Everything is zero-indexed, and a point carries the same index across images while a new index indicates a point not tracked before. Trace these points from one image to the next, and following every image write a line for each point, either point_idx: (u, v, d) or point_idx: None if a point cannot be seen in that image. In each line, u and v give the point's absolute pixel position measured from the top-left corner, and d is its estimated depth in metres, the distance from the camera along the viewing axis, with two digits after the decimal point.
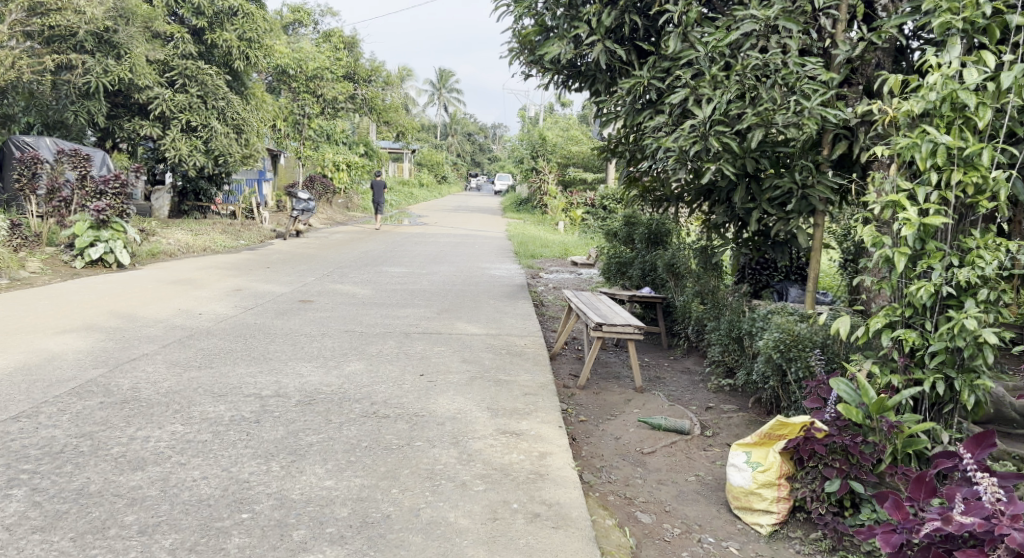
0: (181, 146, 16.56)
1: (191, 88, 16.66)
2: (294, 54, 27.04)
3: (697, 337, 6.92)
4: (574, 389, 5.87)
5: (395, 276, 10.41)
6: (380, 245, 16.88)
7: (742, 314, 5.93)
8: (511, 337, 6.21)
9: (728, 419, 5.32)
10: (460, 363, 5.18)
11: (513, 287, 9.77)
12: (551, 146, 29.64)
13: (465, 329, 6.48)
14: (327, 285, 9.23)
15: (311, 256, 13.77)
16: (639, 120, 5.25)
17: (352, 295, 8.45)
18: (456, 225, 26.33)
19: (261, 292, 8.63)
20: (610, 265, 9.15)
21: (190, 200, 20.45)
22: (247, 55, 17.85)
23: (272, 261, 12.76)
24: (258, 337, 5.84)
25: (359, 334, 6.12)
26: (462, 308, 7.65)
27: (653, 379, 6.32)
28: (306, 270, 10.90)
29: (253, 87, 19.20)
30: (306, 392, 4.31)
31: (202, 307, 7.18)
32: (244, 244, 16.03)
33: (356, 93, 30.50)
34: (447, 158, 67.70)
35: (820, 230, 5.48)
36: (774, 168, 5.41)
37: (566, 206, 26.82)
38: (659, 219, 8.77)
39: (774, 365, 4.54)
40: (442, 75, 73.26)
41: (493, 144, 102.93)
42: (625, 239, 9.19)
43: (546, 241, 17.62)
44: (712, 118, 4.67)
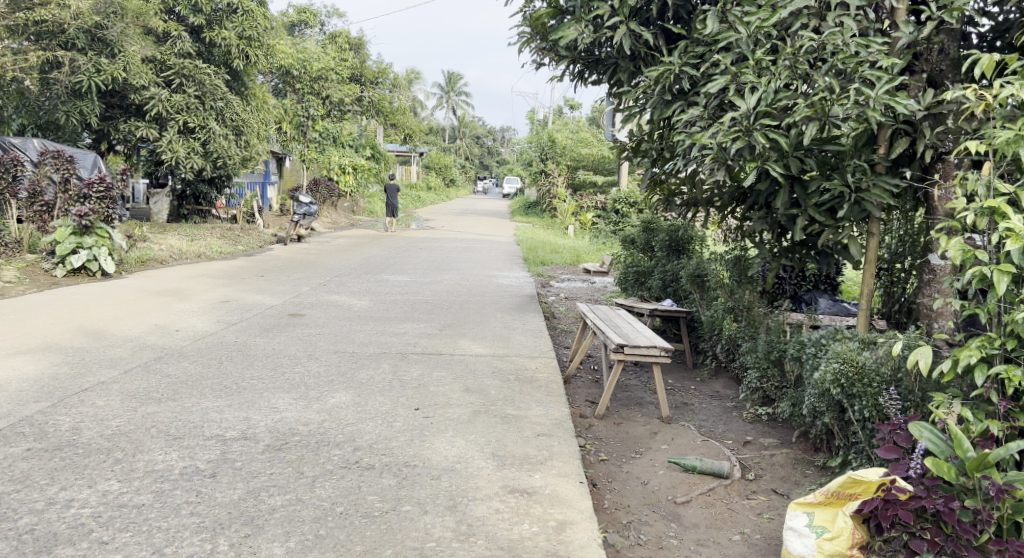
0: (177, 147, 15.98)
1: (188, 88, 16.11)
2: (298, 55, 26.52)
3: (726, 357, 6.24)
4: (593, 419, 5.18)
5: (397, 285, 9.78)
6: (384, 251, 16.27)
7: (783, 334, 5.23)
8: (520, 359, 5.54)
9: (770, 459, 4.61)
10: (461, 393, 4.52)
11: (522, 298, 9.11)
12: (560, 148, 28.98)
13: (469, 349, 5.82)
14: (322, 296, 8.58)
15: (309, 263, 13.14)
16: (667, 112, 4.54)
17: (348, 307, 7.80)
18: (462, 230, 25.71)
19: (250, 304, 7.99)
20: (627, 274, 8.49)
21: (189, 204, 19.94)
22: (247, 54, 17.29)
23: (268, 268, 12.14)
24: (235, 361, 5.19)
25: (350, 355, 5.47)
26: (467, 323, 6.98)
27: (681, 407, 5.64)
28: (302, 279, 10.29)
29: (254, 87, 18.65)
30: (278, 433, 3.65)
31: (181, 323, 6.56)
32: (242, 250, 15.45)
33: (362, 95, 29.98)
34: (456, 162, 67.18)
35: (875, 241, 4.76)
36: (822, 169, 4.70)
37: (576, 209, 26.15)
38: (681, 225, 8.10)
39: (832, 401, 3.85)
40: (450, 78, 72.80)
41: (502, 147, 102.44)
42: (643, 246, 8.52)
43: (556, 246, 16.96)
44: (757, 109, 3.95)
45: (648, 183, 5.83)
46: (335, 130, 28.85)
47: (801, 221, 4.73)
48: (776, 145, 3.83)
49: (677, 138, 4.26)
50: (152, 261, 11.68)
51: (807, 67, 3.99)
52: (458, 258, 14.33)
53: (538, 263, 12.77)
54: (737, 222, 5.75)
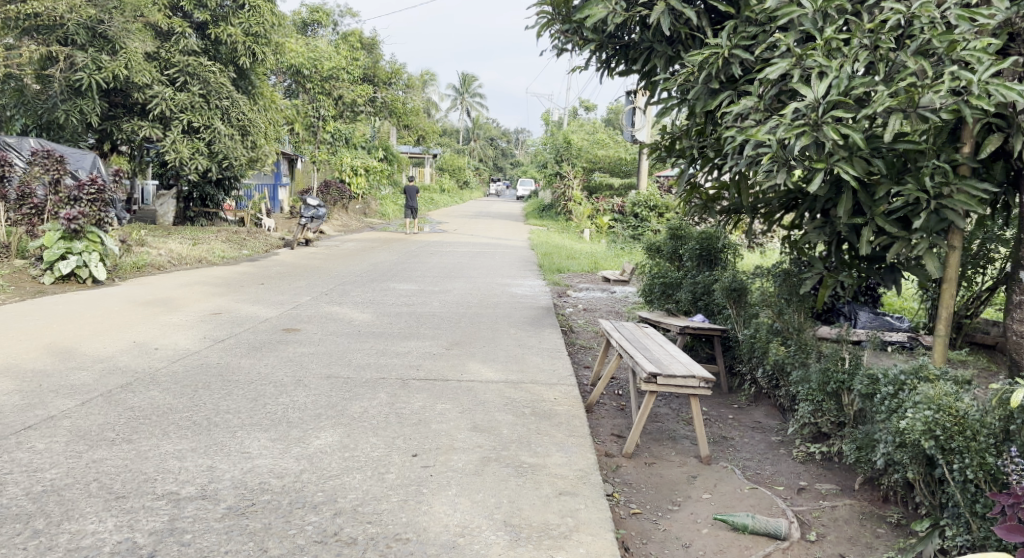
0: (182, 148, 15.49)
1: (193, 86, 15.63)
2: (309, 54, 26.08)
3: (769, 383, 5.57)
4: (620, 458, 4.51)
5: (404, 294, 9.16)
6: (393, 256, 15.68)
7: (841, 361, 4.56)
8: (537, 387, 4.88)
9: (831, 512, 3.91)
10: (468, 432, 3.87)
11: (537, 310, 8.46)
12: (576, 150, 28.26)
13: (480, 374, 5.16)
14: (323, 308, 7.98)
15: (314, 268, 12.56)
16: (713, 105, 3.88)
17: (349, 322, 7.18)
18: (475, 233, 25.09)
19: (243, 316, 7.39)
20: (652, 285, 7.80)
21: (195, 206, 19.48)
22: (254, 51, 16.76)
23: (270, 275, 11.57)
24: (212, 388, 4.57)
25: (344, 382, 4.83)
26: (477, 341, 6.33)
27: (720, 443, 4.95)
28: (303, 287, 9.70)
29: (261, 86, 18.13)
30: (245, 491, 3.02)
31: (162, 340, 5.97)
32: (247, 254, 14.90)
33: (375, 96, 29.49)
34: (470, 164, 66.63)
35: (955, 256, 4.06)
36: (893, 172, 4.01)
37: (592, 213, 25.45)
38: (713, 232, 7.43)
39: (919, 453, 3.16)
40: (464, 79, 72.30)
41: (516, 149, 101.89)
42: (670, 255, 7.84)
43: (572, 252, 16.31)
44: (828, 98, 3.28)
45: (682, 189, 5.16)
46: (347, 131, 28.36)
47: (868, 233, 4.05)
48: (854, 141, 3.15)
49: (728, 134, 3.59)
50: (148, 267, 11.14)
51: (889, 48, 3.30)
52: (470, 264, 13.67)
53: (554, 270, 12.10)
54: (784, 234, 5.07)
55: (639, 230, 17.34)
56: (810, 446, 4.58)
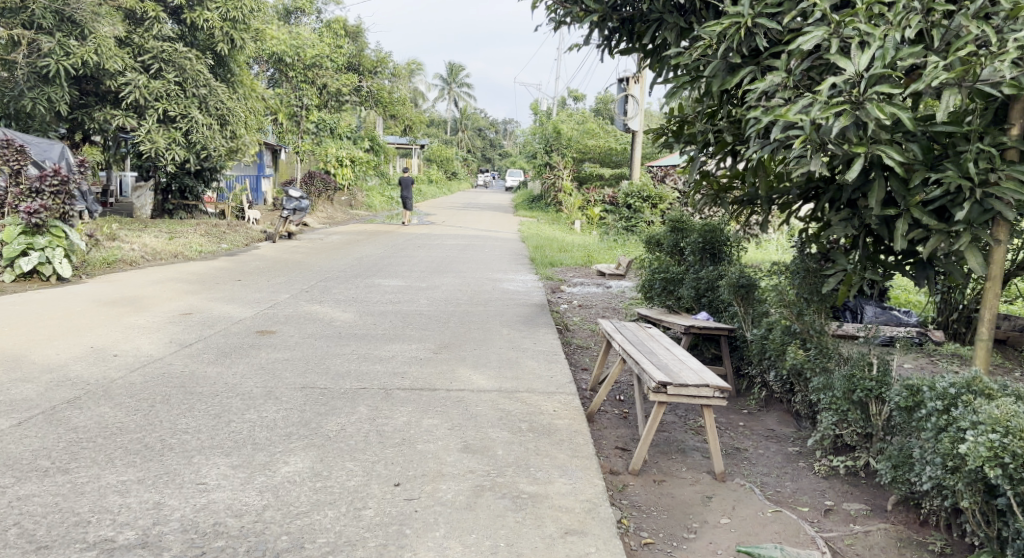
0: (158, 137, 14.90)
1: (168, 73, 15.06)
2: (291, 42, 25.47)
3: (782, 388, 5.17)
4: (626, 476, 4.08)
5: (389, 291, 8.71)
6: (379, 250, 15.17)
7: (867, 367, 4.16)
8: (535, 396, 4.45)
9: (866, 538, 3.48)
10: (459, 454, 3.42)
11: (530, 307, 8.05)
12: (566, 139, 27.75)
13: (471, 382, 4.72)
14: (303, 307, 7.50)
15: (295, 263, 12.07)
16: (732, 83, 3.44)
17: (329, 323, 6.71)
18: (464, 225, 24.60)
19: (216, 317, 6.91)
20: (652, 281, 7.40)
21: (174, 198, 18.89)
22: (232, 38, 16.16)
23: (249, 270, 11.06)
24: (172, 402, 4.09)
25: (320, 393, 4.37)
26: (467, 343, 5.89)
27: (733, 456, 4.54)
28: (283, 283, 9.22)
29: (241, 74, 17.56)
30: (195, 536, 2.57)
31: (123, 345, 5.48)
32: (226, 248, 14.36)
33: (360, 85, 28.88)
34: (458, 155, 65.94)
35: (999, 251, 3.64)
36: (933, 157, 3.58)
37: (583, 203, 25.03)
38: (716, 224, 7.04)
39: (979, 478, 2.76)
40: (452, 69, 71.51)
41: (505, 140, 101.30)
42: (672, 249, 7.44)
43: (564, 244, 15.90)
44: (872, 71, 2.84)
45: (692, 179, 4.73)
46: (332, 122, 27.74)
47: (903, 225, 3.60)
48: (904, 121, 2.72)
49: (752, 115, 3.14)
50: (119, 262, 10.61)
51: (941, 14, 2.88)
52: (459, 258, 13.22)
53: (546, 264, 11.66)
54: (802, 228, 4.64)
55: (633, 221, 16.91)
56: (833, 461, 4.17)
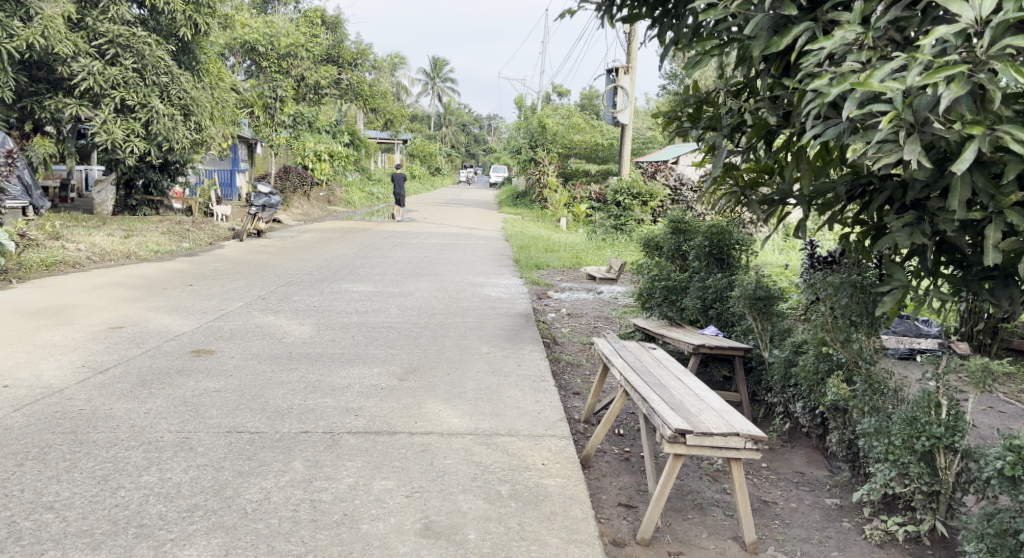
0: (114, 128, 13.86)
1: (125, 59, 13.95)
2: (264, 30, 24.38)
3: (812, 422, 4.39)
4: (634, 548, 3.22)
5: (357, 299, 7.83)
6: (353, 249, 14.19)
7: (933, 408, 3.33)
8: (519, 443, 3.58)
9: None
10: (416, 543, 2.56)
11: (513, 317, 7.19)
12: (551, 134, 26.85)
13: (441, 423, 3.83)
14: (255, 320, 6.56)
15: (260, 265, 11.14)
16: (778, 47, 2.59)
17: (282, 339, 5.79)
18: (446, 221, 23.63)
19: (152, 331, 5.96)
20: (650, 289, 6.59)
21: (138, 193, 17.84)
22: (196, 22, 15.06)
23: (206, 273, 10.06)
24: (51, 455, 3.19)
25: (248, 442, 3.46)
26: (441, 367, 4.99)
27: (764, 515, 3.70)
28: (239, 289, 8.29)
29: (207, 62, 16.46)
30: None
31: (21, 370, 4.55)
32: (187, 247, 13.32)
33: (340, 78, 27.84)
34: (442, 150, 64.73)
35: None
36: None
37: (569, 200, 24.17)
38: (725, 226, 6.31)
39: None
40: (436, 64, 70.36)
41: (489, 137, 100.38)
42: (673, 253, 6.66)
43: (551, 243, 15.03)
44: (1002, 14, 1.97)
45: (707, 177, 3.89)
46: (309, 114, 26.70)
47: (995, 233, 2.75)
48: None
49: (816, 84, 2.29)
50: (60, 265, 9.59)
51: None
52: (438, 258, 12.32)
53: (531, 266, 10.79)
54: (839, 237, 3.81)
55: (622, 219, 16.06)
56: (890, 524, 3.35)
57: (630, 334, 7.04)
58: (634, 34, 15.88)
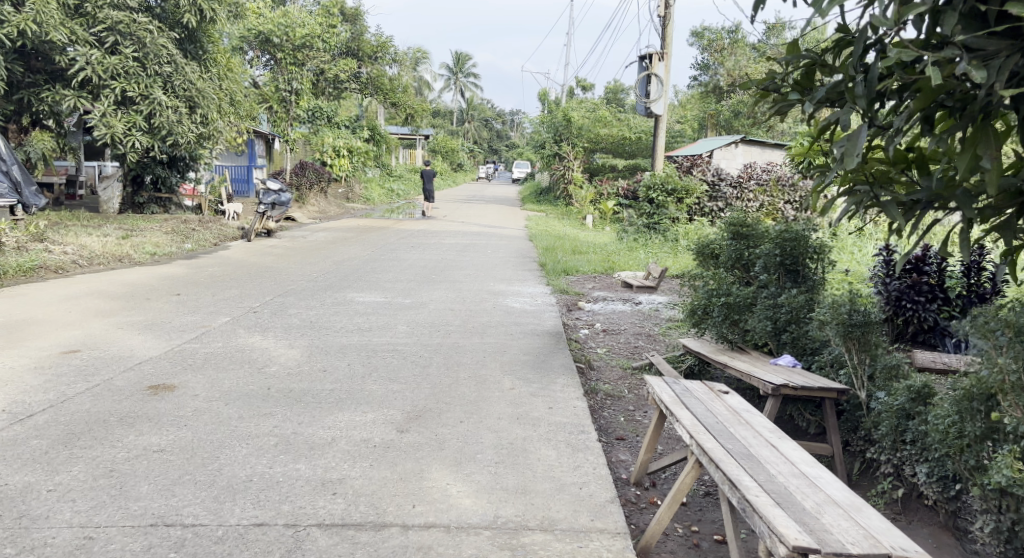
0: (114, 122, 13.05)
1: (126, 48, 13.09)
2: (280, 20, 23.48)
3: (941, 493, 3.30)
4: None
5: (362, 313, 6.85)
6: (365, 250, 13.23)
7: None
8: (556, 547, 2.55)
9: None
10: None
11: (540, 336, 6.17)
12: (577, 128, 25.80)
13: (447, 509, 2.81)
14: (240, 342, 5.60)
15: (263, 269, 10.21)
16: None
17: (263, 368, 4.81)
18: (467, 219, 22.60)
19: (113, 354, 5.02)
20: (705, 305, 5.51)
21: (146, 191, 17.07)
22: (201, 9, 14.14)
23: (202, 279, 9.15)
24: None
25: (175, 545, 2.45)
26: (453, 412, 3.97)
27: None
28: (231, 300, 7.35)
29: (215, 52, 15.63)
30: None
31: None
32: (189, 248, 12.44)
33: (360, 71, 26.94)
34: (463, 146, 63.69)
35: None
36: None
37: (595, 197, 23.06)
38: (800, 231, 5.25)
39: None
40: (459, 58, 69.25)
41: (511, 133, 99.32)
42: (734, 263, 5.58)
43: (578, 244, 13.95)
44: None
45: (818, 171, 2.89)
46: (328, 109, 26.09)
47: None
48: None
49: None
50: (41, 270, 8.72)
51: None
52: (456, 261, 11.33)
53: (559, 270, 9.77)
54: (1008, 254, 2.73)
55: (655, 217, 14.86)
56: None
57: (679, 358, 5.97)
58: (668, 17, 14.75)
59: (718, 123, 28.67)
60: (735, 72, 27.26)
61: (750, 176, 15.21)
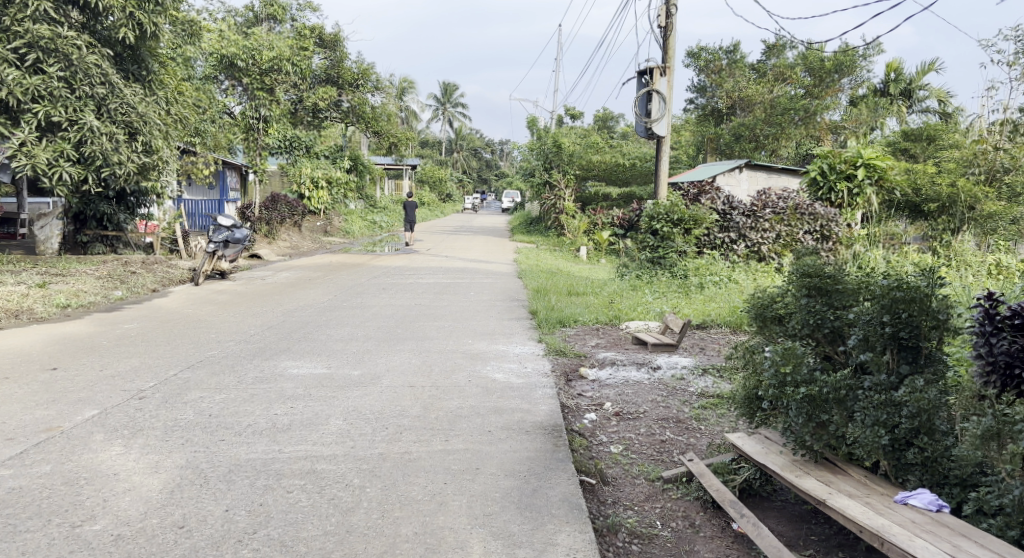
0: (38, 151, 11.26)
1: (50, 66, 11.32)
2: (245, 42, 22.00)
3: None
4: None
5: (288, 399, 5.02)
6: (329, 294, 11.43)
7: None
8: None
9: None
10: None
11: (530, 433, 4.37)
12: (567, 155, 24.39)
13: None
14: (84, 458, 3.75)
15: (193, 323, 8.38)
16: None
17: (79, 526, 2.97)
18: (451, 253, 20.81)
19: None
20: (768, 389, 3.79)
21: (90, 229, 15.26)
22: (140, 22, 12.48)
23: (107, 340, 7.30)
24: None
25: None
26: None
27: None
28: (117, 379, 5.52)
29: (161, 72, 13.97)
30: None
31: None
32: (118, 297, 10.57)
33: (340, 99, 25.48)
34: (452, 176, 62.37)
35: None
36: None
37: (589, 227, 21.49)
38: (917, 281, 3.50)
39: None
40: (447, 89, 68.30)
41: (501, 162, 98.50)
42: (811, 331, 3.85)
43: (575, 282, 12.22)
44: None
45: None
46: (306, 139, 24.55)
47: None
48: None
49: None
50: None
51: None
52: (432, 308, 9.56)
53: (554, 320, 8.03)
54: None
55: (660, 250, 12.90)
56: None
57: (730, 466, 4.17)
58: (670, 29, 13.25)
59: (717, 148, 27.21)
60: (734, 94, 26.03)
61: (763, 204, 13.79)
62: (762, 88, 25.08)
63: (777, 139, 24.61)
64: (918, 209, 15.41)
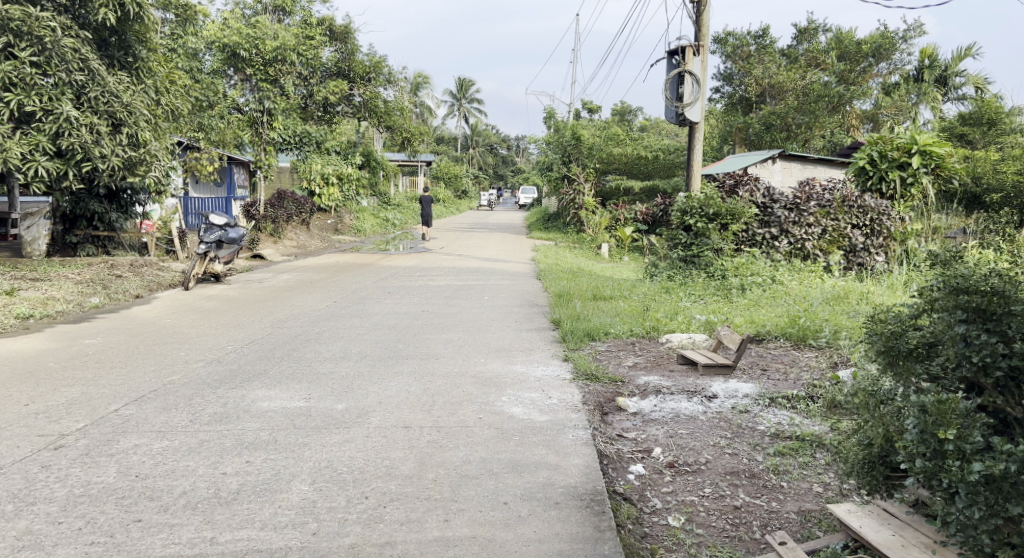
0: (10, 143, 10.23)
1: (22, 51, 10.31)
2: (248, 32, 20.97)
3: None
4: None
5: (244, 449, 3.89)
6: (327, 299, 10.32)
7: None
8: None
9: None
10: None
11: (557, 505, 3.21)
12: (587, 147, 23.19)
13: None
14: None
15: (164, 337, 7.30)
16: None
17: None
18: (465, 251, 19.71)
19: None
20: (912, 459, 2.59)
21: (80, 229, 14.29)
22: (122, 3, 11.42)
23: (56, 359, 6.23)
24: None
25: None
26: None
27: None
28: (39, 417, 4.41)
29: (150, 60, 12.93)
30: None
31: None
32: (93, 304, 9.53)
33: (351, 93, 24.08)
34: (467, 173, 61.29)
35: None
36: None
37: (610, 222, 20.24)
38: None
39: None
40: (462, 84, 67.15)
41: (516, 158, 97.27)
42: (974, 373, 2.63)
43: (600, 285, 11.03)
44: None
45: None
46: (317, 135, 23.15)
47: None
48: None
49: None
50: None
51: None
52: (440, 316, 8.42)
53: (583, 333, 6.85)
54: None
55: (694, 249, 11.73)
56: None
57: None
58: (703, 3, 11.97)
59: (745, 138, 25.79)
60: (764, 80, 24.41)
61: (808, 195, 12.33)
62: (794, 74, 23.60)
63: (810, 128, 23.18)
64: (975, 201, 13.99)
